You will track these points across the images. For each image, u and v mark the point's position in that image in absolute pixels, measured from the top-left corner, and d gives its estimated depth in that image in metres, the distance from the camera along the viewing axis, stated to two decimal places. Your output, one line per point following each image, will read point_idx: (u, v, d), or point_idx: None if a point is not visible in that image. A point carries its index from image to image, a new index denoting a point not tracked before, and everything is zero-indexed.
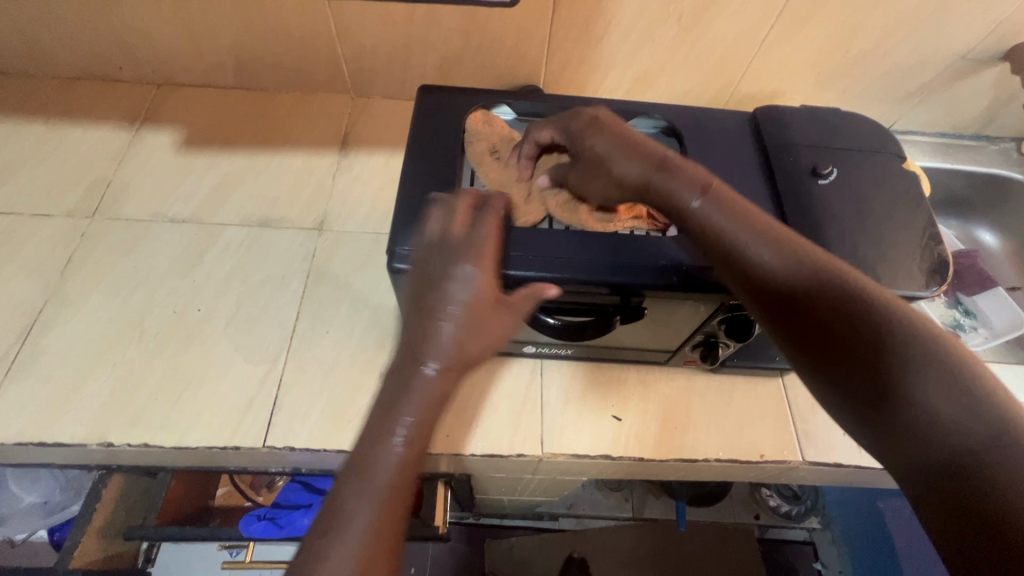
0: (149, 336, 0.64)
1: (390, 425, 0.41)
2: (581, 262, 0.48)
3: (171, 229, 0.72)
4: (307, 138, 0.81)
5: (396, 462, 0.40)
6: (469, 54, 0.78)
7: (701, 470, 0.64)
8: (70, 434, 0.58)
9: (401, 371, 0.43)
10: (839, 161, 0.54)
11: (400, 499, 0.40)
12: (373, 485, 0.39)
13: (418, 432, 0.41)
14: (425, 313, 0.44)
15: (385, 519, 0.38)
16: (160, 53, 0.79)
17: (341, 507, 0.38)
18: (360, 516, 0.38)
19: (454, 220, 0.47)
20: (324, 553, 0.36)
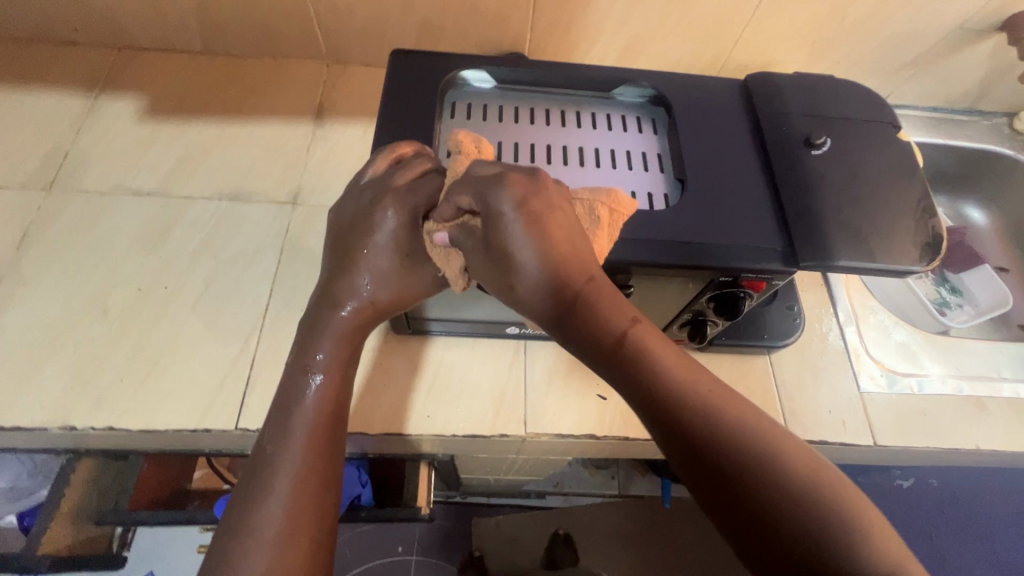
0: (113, 315, 0.61)
1: (307, 367, 0.46)
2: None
3: (135, 202, 0.68)
4: (278, 107, 0.77)
5: (313, 405, 0.45)
6: (448, 17, 0.74)
7: None
8: (29, 418, 0.56)
9: (320, 311, 0.49)
10: (833, 131, 0.52)
11: (322, 441, 0.44)
12: (293, 427, 0.43)
13: (334, 371, 0.47)
14: (345, 259, 0.47)
15: (309, 459, 0.42)
16: (118, 14, 0.73)
17: (265, 454, 0.42)
18: (285, 458, 0.42)
19: (397, 173, 0.46)
20: (257, 494, 0.40)
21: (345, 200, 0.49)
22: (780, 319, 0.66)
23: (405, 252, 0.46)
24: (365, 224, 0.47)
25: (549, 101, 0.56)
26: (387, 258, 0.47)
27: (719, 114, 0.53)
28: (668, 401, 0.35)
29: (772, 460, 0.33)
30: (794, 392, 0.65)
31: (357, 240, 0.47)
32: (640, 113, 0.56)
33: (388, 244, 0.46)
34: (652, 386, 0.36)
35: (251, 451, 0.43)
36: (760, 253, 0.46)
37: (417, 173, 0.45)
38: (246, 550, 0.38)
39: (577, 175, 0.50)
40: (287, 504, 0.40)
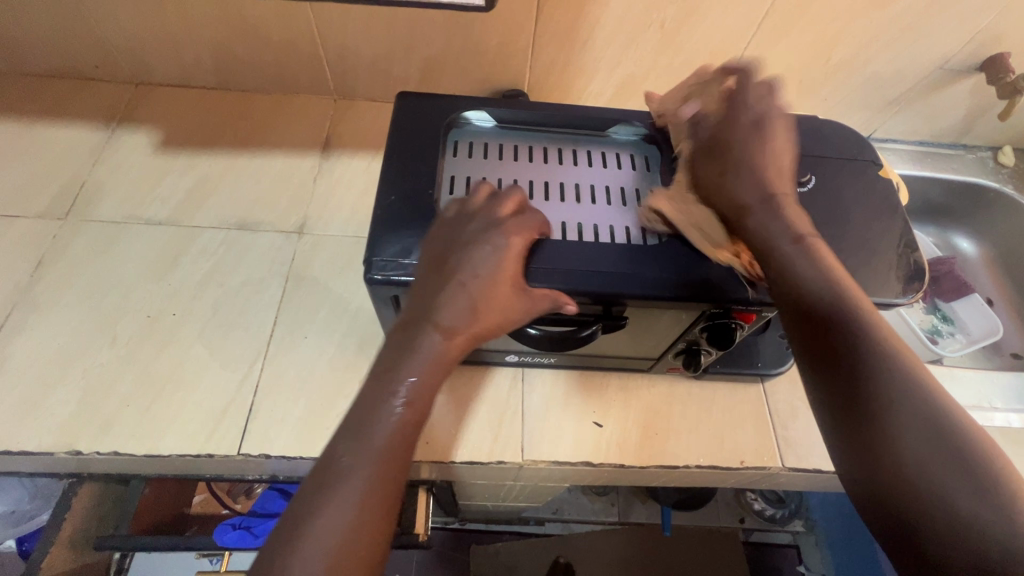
0: (121, 342, 0.63)
1: (394, 385, 0.42)
2: (623, 279, 0.47)
3: (147, 231, 0.71)
4: (288, 139, 0.80)
5: (394, 428, 0.41)
6: (451, 57, 0.77)
7: (683, 476, 0.64)
8: (36, 443, 0.57)
9: (411, 327, 0.44)
10: (819, 170, 0.54)
11: (394, 471, 0.41)
12: (371, 447, 0.40)
13: (417, 395, 0.42)
14: (442, 278, 0.44)
15: (377, 489, 0.39)
16: (138, 52, 0.77)
17: (338, 471, 0.39)
18: (353, 480, 0.39)
19: (502, 207, 0.48)
20: (318, 519, 0.38)
21: (444, 224, 0.47)
22: (773, 348, 0.67)
23: (508, 280, 0.45)
24: (472, 247, 0.45)
25: (547, 139, 0.59)
26: (491, 285, 0.44)
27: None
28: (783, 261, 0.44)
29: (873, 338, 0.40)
30: (788, 421, 0.66)
31: (458, 261, 0.45)
32: (633, 151, 0.59)
33: (492, 267, 0.44)
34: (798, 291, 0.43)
35: (324, 453, 0.41)
36: (750, 287, 0.48)
37: (513, 208, 0.48)
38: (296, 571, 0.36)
39: (573, 211, 0.52)
40: (343, 531, 0.38)
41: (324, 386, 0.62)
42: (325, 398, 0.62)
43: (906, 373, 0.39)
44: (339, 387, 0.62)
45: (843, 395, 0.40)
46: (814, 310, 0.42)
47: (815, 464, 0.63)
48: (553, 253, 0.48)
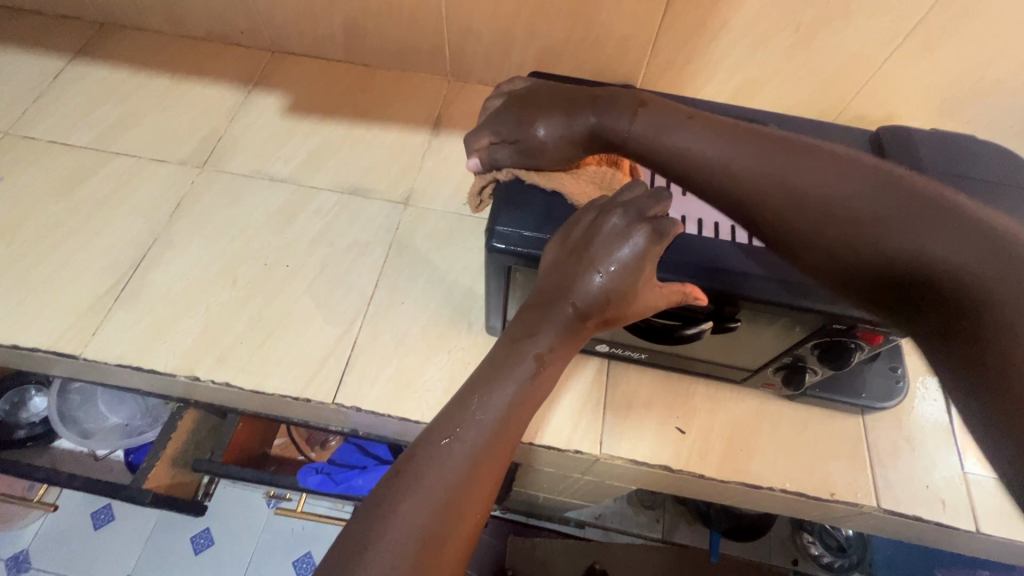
0: (240, 284, 0.68)
1: (524, 349, 0.45)
2: (750, 280, 0.46)
3: (269, 187, 0.76)
4: (402, 115, 0.83)
5: (524, 388, 0.44)
6: (570, 47, 0.78)
7: (764, 498, 0.61)
8: (163, 364, 0.63)
9: (547, 303, 0.46)
10: (971, 192, 0.49)
11: (514, 427, 0.43)
12: (499, 400, 0.43)
13: (539, 368, 0.45)
14: (578, 260, 0.45)
15: (499, 442, 0.42)
16: (279, 22, 0.83)
17: (469, 415, 0.42)
18: (478, 429, 0.41)
19: (654, 204, 0.46)
20: (444, 456, 0.40)
21: (590, 210, 0.47)
22: (880, 379, 0.62)
23: (645, 276, 0.45)
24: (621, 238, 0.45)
25: None
26: (630, 278, 0.45)
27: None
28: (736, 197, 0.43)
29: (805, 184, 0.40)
30: (888, 459, 0.61)
31: (598, 247, 0.45)
32: None
33: (631, 261, 0.45)
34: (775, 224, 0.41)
35: (452, 403, 0.43)
36: None
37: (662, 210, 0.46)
38: (411, 509, 0.37)
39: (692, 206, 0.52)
40: (457, 483, 0.39)
41: (415, 350, 0.65)
42: (416, 363, 0.64)
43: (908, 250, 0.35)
44: (429, 354, 0.65)
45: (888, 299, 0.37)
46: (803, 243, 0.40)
47: (916, 510, 0.59)
48: (680, 250, 0.48)
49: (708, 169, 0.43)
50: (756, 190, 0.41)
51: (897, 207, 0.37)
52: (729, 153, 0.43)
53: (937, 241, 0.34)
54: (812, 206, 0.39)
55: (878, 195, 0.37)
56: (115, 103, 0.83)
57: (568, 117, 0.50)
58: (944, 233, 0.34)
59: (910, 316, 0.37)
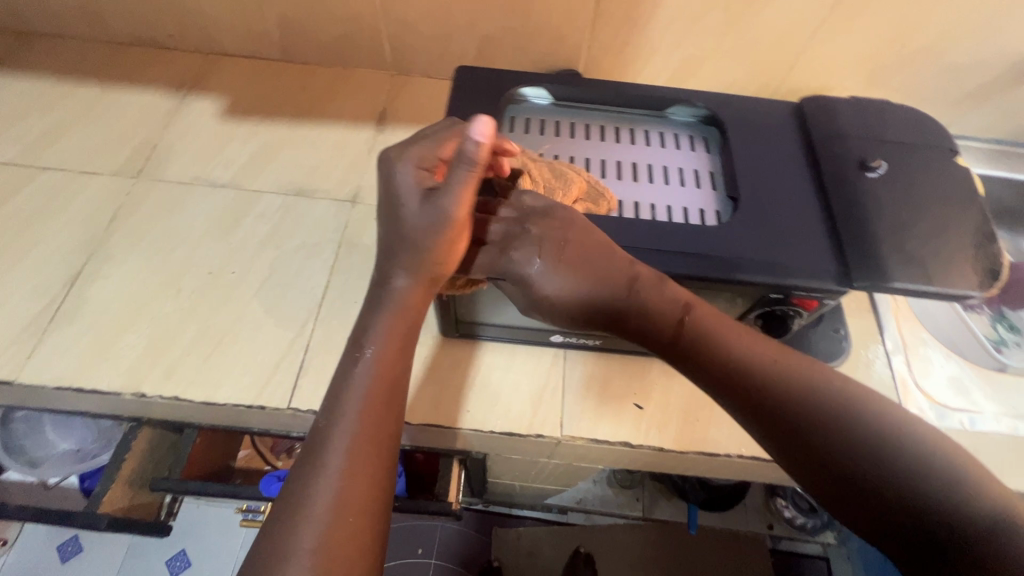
0: (184, 295, 0.66)
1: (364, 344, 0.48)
2: (687, 257, 0.47)
3: (210, 193, 0.74)
4: (345, 112, 0.82)
5: (370, 369, 0.47)
6: (510, 35, 0.78)
7: (722, 465, 0.63)
8: (107, 383, 0.61)
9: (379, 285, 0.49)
10: (888, 154, 0.51)
11: (382, 392, 0.46)
12: (355, 387, 0.46)
13: (384, 345, 0.48)
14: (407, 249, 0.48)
15: (372, 409, 0.45)
16: (210, 22, 0.80)
17: (325, 421, 0.45)
18: (342, 424, 0.44)
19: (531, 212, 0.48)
20: (319, 455, 0.43)
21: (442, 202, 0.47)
22: (826, 341, 0.65)
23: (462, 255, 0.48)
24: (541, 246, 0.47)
25: (603, 118, 0.58)
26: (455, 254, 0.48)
27: (768, 129, 0.54)
28: (727, 364, 0.45)
29: (844, 408, 0.42)
30: None
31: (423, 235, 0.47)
32: (692, 132, 0.57)
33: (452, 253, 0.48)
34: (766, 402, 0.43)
35: (324, 401, 0.46)
36: (812, 270, 0.45)
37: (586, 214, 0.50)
38: (309, 502, 0.41)
39: (631, 190, 0.52)
40: (341, 465, 0.42)
41: None
42: None
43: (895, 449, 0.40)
44: None
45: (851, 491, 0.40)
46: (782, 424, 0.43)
47: None
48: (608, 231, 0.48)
49: (748, 369, 0.44)
50: (797, 406, 0.42)
51: (872, 423, 0.41)
52: (754, 356, 0.45)
53: (927, 473, 0.39)
54: (808, 414, 0.42)
55: (853, 407, 0.42)
56: (39, 116, 0.79)
57: (602, 271, 0.46)
58: (943, 481, 0.39)
59: (865, 512, 0.40)
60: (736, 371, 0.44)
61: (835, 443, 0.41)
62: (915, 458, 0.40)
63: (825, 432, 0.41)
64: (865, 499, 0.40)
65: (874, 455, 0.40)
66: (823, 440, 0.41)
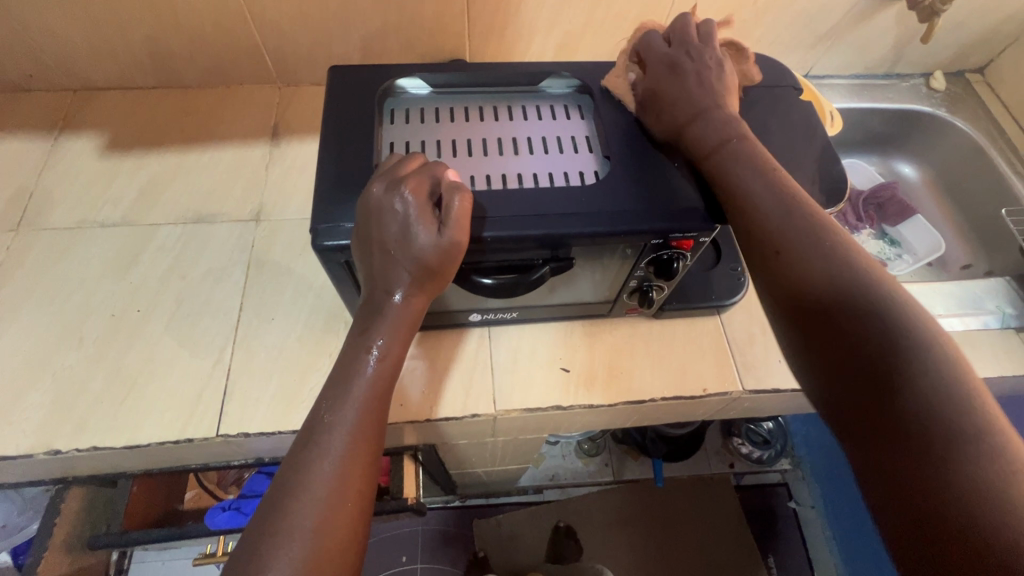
0: (88, 343, 0.63)
1: (367, 342, 0.47)
2: (571, 217, 0.48)
3: (101, 234, 0.71)
4: (236, 131, 0.80)
5: (371, 375, 0.46)
6: (390, 32, 0.78)
7: (651, 411, 0.67)
8: (13, 448, 0.57)
9: (372, 301, 0.48)
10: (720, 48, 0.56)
11: (379, 400, 0.46)
12: (350, 394, 0.45)
13: (392, 345, 0.47)
14: (379, 252, 0.45)
15: (367, 414, 0.45)
16: (72, 57, 0.77)
17: (322, 420, 0.44)
18: (340, 426, 0.43)
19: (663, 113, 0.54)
20: (314, 453, 0.42)
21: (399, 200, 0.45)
22: (725, 280, 0.69)
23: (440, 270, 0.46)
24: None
25: (482, 99, 0.58)
26: (433, 255, 0.45)
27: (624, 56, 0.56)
28: (848, 299, 0.40)
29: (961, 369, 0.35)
30: (746, 347, 0.69)
31: (388, 234, 0.45)
32: (567, 102, 0.58)
33: (420, 259, 0.45)
34: (869, 329, 0.38)
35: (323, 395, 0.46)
36: (685, 213, 0.49)
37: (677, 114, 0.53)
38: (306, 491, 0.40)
39: (513, 162, 0.52)
40: (341, 456, 0.42)
41: (295, 362, 0.64)
42: (298, 374, 0.63)
43: (967, 417, 0.34)
44: (312, 362, 0.64)
45: (888, 454, 0.35)
46: (862, 352, 0.38)
47: (774, 384, 0.67)
48: (496, 201, 0.49)
49: (885, 331, 0.38)
50: (891, 329, 0.38)
51: (948, 403, 0.35)
52: (891, 309, 0.39)
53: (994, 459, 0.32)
54: (927, 369, 0.36)
55: (928, 373, 0.36)
56: None
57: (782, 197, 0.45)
58: (985, 464, 0.32)
59: (890, 479, 0.35)
60: (844, 299, 0.40)
61: (921, 398, 0.35)
62: (968, 437, 0.33)
63: (922, 402, 0.35)
64: (893, 464, 0.35)
65: (936, 422, 0.34)
66: (912, 407, 0.35)
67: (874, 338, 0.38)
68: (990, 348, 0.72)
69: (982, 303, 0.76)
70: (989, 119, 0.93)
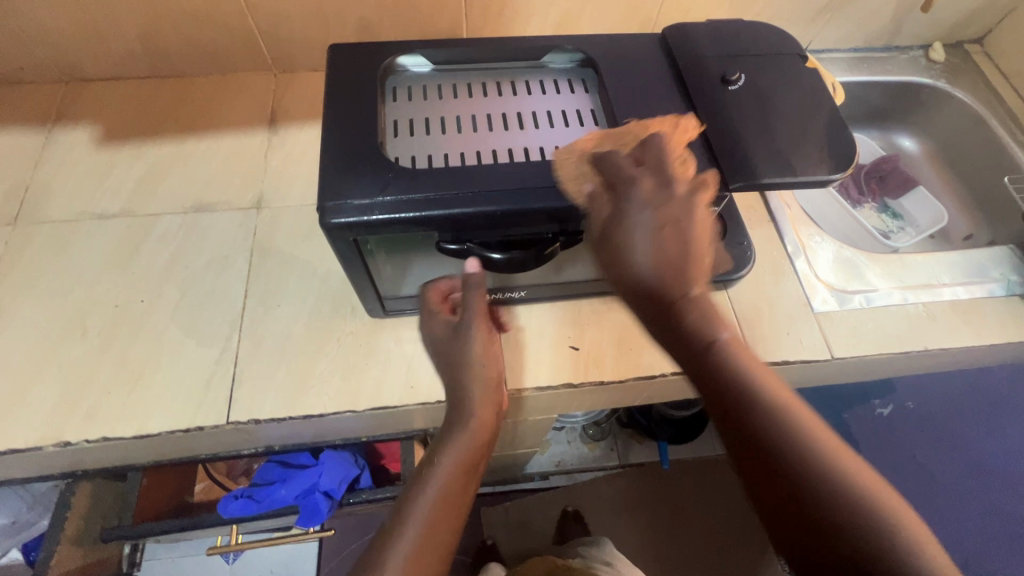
0: (93, 335, 0.63)
1: (465, 392, 0.55)
2: None
3: (100, 226, 0.70)
4: (233, 119, 0.79)
5: (472, 421, 0.54)
6: (386, 14, 0.77)
7: (661, 386, 0.67)
8: (22, 441, 0.57)
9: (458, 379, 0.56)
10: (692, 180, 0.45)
11: (477, 443, 0.53)
12: (458, 437, 0.53)
13: (485, 395, 0.55)
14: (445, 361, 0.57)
15: (468, 455, 0.52)
16: (63, 48, 0.75)
17: (432, 460, 0.52)
18: (445, 463, 0.51)
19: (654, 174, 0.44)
20: (425, 482, 0.49)
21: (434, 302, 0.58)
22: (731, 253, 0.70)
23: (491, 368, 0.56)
24: (447, 203, 0.46)
25: (484, 76, 0.57)
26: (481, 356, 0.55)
27: (582, 145, 0.48)
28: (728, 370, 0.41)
29: (892, 517, 0.36)
30: (753, 320, 0.69)
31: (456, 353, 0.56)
32: (571, 77, 0.58)
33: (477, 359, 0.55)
34: (760, 414, 0.40)
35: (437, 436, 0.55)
36: None
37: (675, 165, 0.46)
38: (411, 512, 0.47)
39: (519, 137, 0.52)
40: (444, 485, 0.49)
41: (303, 348, 0.64)
42: (306, 359, 0.63)
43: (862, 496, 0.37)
44: (319, 347, 0.64)
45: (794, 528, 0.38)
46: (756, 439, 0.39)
47: (782, 356, 0.67)
48: (504, 174, 0.48)
49: (777, 415, 0.40)
50: (808, 465, 0.38)
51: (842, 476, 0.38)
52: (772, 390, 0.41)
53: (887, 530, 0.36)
54: (814, 451, 0.38)
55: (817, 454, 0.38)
56: None
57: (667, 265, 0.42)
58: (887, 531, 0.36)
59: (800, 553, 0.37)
60: (733, 377, 0.41)
61: (820, 485, 0.37)
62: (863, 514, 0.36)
63: (819, 479, 0.38)
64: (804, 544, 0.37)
65: (842, 508, 0.37)
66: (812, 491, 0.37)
67: (766, 422, 0.39)
68: (995, 316, 0.72)
69: (987, 271, 0.76)
70: (989, 89, 0.92)
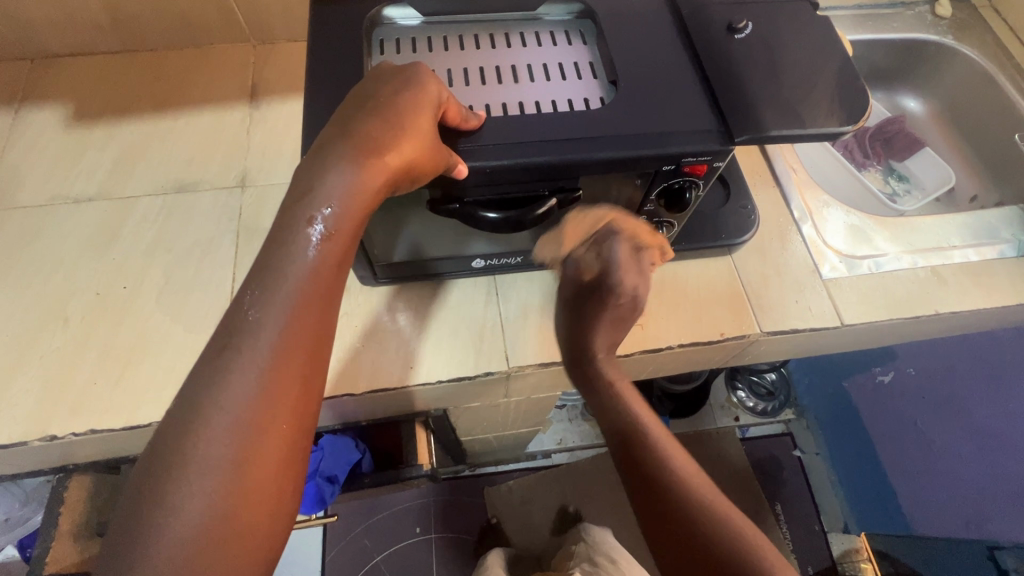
0: (74, 324, 0.60)
1: (306, 212, 0.37)
2: (579, 141, 0.45)
3: (76, 210, 0.66)
4: (210, 94, 0.75)
5: (310, 266, 0.36)
6: None
7: (666, 359, 0.65)
8: (6, 436, 0.55)
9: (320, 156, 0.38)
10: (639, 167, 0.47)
11: (312, 308, 0.36)
12: (280, 294, 0.35)
13: (337, 223, 0.37)
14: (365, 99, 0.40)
15: (294, 329, 0.35)
16: (25, 22, 0.70)
17: (245, 323, 0.35)
18: (262, 333, 0.35)
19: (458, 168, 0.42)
20: (227, 365, 0.34)
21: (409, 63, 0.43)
22: (734, 218, 0.67)
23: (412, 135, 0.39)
24: None
25: (476, 27, 0.53)
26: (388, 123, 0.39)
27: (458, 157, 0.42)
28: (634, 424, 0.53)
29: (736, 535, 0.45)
30: (761, 288, 0.67)
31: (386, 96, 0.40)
32: (568, 29, 0.54)
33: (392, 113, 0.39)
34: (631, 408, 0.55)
35: (220, 327, 0.35)
36: (699, 136, 0.46)
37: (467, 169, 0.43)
38: (211, 413, 0.33)
39: (514, 90, 0.48)
40: (265, 368, 0.34)
41: None
42: None
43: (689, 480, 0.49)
44: None
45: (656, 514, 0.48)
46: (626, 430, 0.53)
47: (791, 323, 0.65)
48: (499, 129, 0.45)
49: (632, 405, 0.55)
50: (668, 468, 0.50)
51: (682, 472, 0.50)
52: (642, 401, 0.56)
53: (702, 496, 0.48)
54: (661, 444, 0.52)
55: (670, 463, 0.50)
56: None
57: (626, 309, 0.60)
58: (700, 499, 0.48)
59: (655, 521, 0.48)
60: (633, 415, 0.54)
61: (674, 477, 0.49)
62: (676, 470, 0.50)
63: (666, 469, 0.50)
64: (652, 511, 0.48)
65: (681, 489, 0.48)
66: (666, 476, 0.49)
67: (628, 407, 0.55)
68: (1006, 277, 0.70)
69: (997, 233, 0.74)
70: (997, 43, 0.89)
